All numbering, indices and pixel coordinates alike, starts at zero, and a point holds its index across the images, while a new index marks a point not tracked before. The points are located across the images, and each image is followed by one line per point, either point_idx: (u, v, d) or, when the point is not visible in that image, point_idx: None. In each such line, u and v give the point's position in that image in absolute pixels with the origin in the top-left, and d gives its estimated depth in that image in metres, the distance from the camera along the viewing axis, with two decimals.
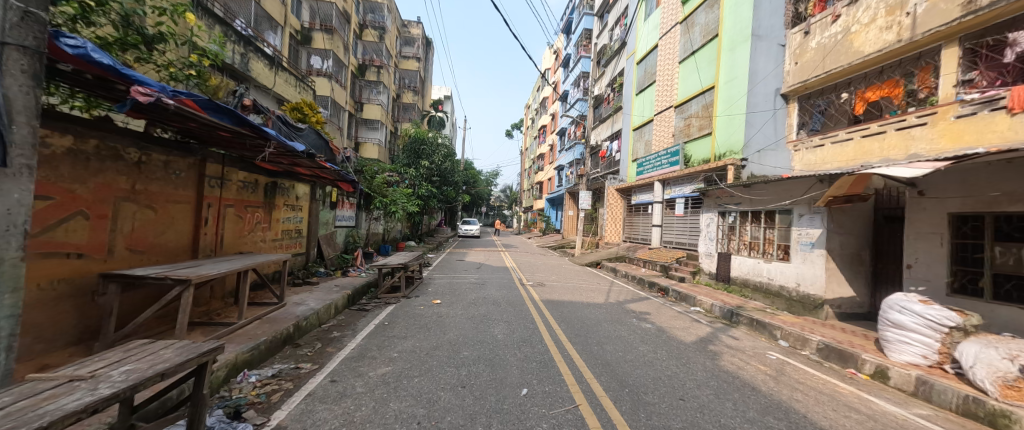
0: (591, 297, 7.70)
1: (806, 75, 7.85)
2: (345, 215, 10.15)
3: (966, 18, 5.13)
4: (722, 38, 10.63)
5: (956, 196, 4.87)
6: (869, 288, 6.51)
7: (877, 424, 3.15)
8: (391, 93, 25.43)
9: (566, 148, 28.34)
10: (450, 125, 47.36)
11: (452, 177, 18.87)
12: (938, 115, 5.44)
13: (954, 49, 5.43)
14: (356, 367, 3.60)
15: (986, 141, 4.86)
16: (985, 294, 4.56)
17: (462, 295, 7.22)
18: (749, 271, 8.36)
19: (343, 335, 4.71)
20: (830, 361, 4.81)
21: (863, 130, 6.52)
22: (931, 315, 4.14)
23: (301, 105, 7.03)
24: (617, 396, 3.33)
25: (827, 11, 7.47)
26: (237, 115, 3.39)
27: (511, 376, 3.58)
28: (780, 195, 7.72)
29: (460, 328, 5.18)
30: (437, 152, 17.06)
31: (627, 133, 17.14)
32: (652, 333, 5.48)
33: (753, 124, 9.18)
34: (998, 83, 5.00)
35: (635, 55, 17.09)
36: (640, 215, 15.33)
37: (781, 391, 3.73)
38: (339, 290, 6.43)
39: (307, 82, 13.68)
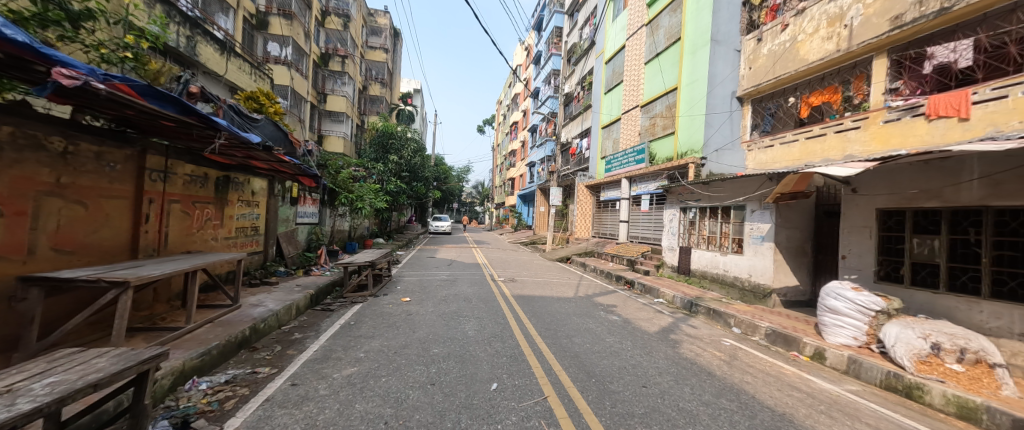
0: (561, 292, 7.85)
1: (758, 80, 8.42)
2: (308, 211, 9.68)
3: (893, 33, 5.72)
4: (684, 41, 11.12)
5: (883, 193, 5.41)
6: (811, 278, 7.10)
7: (814, 400, 3.47)
8: (358, 85, 24.48)
9: (538, 145, 28.62)
10: (419, 120, 46.24)
11: (422, 172, 18.48)
12: (870, 119, 5.99)
13: (883, 60, 6.00)
14: (319, 369, 3.46)
15: (909, 144, 5.44)
16: (905, 281, 5.11)
17: (433, 292, 7.13)
18: (707, 264, 8.87)
19: (305, 336, 4.51)
20: (776, 346, 5.22)
21: (807, 132, 7.06)
22: (861, 300, 4.61)
23: (256, 94, 6.59)
24: (584, 386, 3.42)
25: (777, 20, 8.00)
26: (183, 103, 3.12)
27: (481, 371, 3.60)
28: (735, 192, 8.21)
29: (430, 326, 5.11)
30: (406, 146, 16.59)
31: (596, 131, 17.54)
32: (618, 325, 5.68)
33: (711, 125, 9.65)
34: (919, 92, 5.59)
35: (603, 55, 17.48)
36: (609, 211, 15.78)
37: (733, 375, 4.01)
38: (301, 290, 6.15)
39: (264, 70, 12.85)
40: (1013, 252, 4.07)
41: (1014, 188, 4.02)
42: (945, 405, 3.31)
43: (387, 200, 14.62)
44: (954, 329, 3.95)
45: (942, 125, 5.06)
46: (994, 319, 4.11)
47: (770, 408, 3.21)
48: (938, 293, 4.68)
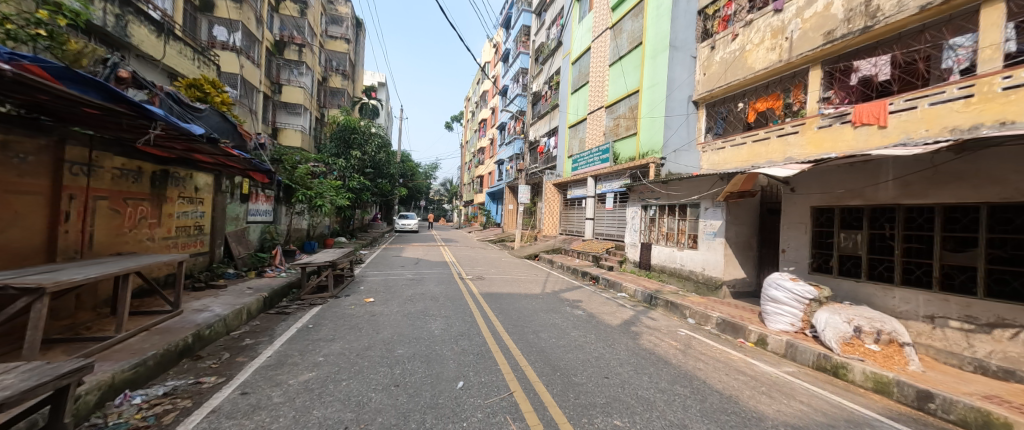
0: (529, 288, 7.96)
1: (712, 85, 8.94)
2: (260, 209, 9.08)
3: (826, 46, 6.31)
4: (646, 45, 11.57)
5: (816, 192, 5.97)
6: (757, 270, 7.69)
7: (757, 382, 3.78)
8: (317, 76, 23.24)
9: (506, 143, 28.69)
10: (385, 115, 44.71)
11: (387, 169, 17.94)
12: (806, 125, 6.56)
13: (818, 71, 6.61)
14: (273, 375, 3.27)
15: (838, 148, 6.03)
16: (834, 271, 5.67)
17: (398, 292, 6.95)
18: (666, 259, 9.34)
19: (257, 342, 4.25)
20: (726, 334, 5.61)
21: (754, 136, 7.60)
22: (798, 290, 5.08)
23: (200, 82, 6.08)
24: (550, 380, 3.50)
25: (728, 30, 8.55)
26: (110, 89, 2.80)
27: (447, 370, 3.57)
28: (691, 191, 8.68)
29: (395, 327, 4.98)
30: (370, 141, 15.99)
31: (563, 130, 17.86)
32: (583, 319, 5.86)
33: (671, 126, 10.15)
34: (847, 101, 6.21)
35: (570, 55, 17.79)
36: (576, 208, 16.15)
37: (687, 362, 4.28)
38: (253, 293, 5.77)
39: (209, 56, 11.86)
40: (919, 244, 4.64)
41: (921, 188, 4.58)
42: (865, 381, 3.75)
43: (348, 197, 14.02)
44: (873, 313, 4.46)
45: (865, 132, 5.67)
46: (904, 304, 4.67)
47: (719, 392, 3.45)
48: (861, 281, 5.24)
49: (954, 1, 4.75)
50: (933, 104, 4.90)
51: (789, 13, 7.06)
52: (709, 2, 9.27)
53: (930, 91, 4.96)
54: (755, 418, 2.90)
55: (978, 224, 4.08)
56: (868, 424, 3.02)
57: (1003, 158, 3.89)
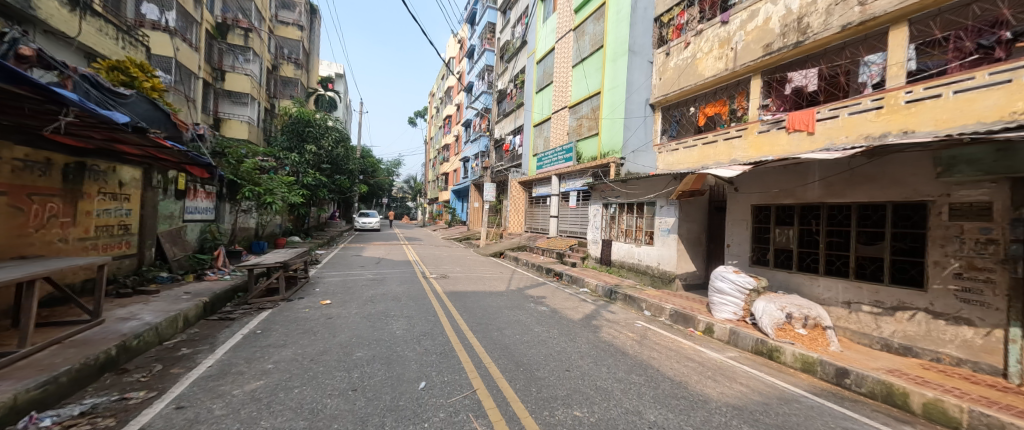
0: (493, 286, 7.97)
1: (667, 89, 9.43)
2: (199, 206, 8.30)
3: (765, 58, 6.87)
4: (607, 49, 11.94)
5: (756, 192, 6.50)
6: (706, 264, 8.26)
7: (704, 368, 4.08)
8: (266, 64, 21.61)
9: (472, 141, 28.47)
10: (342, 108, 42.53)
11: (346, 165, 17.15)
12: (748, 129, 7.12)
13: (758, 80, 7.19)
14: (214, 386, 3.02)
15: (774, 151, 6.61)
16: (770, 263, 6.23)
17: (358, 292, 6.68)
18: (625, 255, 9.75)
19: (196, 351, 3.90)
20: (678, 324, 5.97)
21: (704, 139, 8.12)
22: (740, 281, 5.55)
23: (124, 65, 5.42)
24: (513, 376, 3.53)
25: (681, 38, 9.05)
26: (12, 71, 2.43)
27: (409, 371, 3.49)
28: (647, 190, 9.09)
29: (353, 329, 4.78)
30: (328, 135, 15.15)
31: (528, 128, 18.03)
32: (546, 315, 5.97)
33: (630, 127, 10.58)
34: (782, 109, 6.83)
35: (535, 55, 17.98)
36: (540, 206, 16.38)
37: (643, 352, 4.51)
38: (190, 298, 5.27)
39: (136, 36, 10.63)
40: (839, 238, 5.23)
41: (841, 188, 5.15)
42: (794, 362, 4.18)
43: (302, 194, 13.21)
44: (802, 301, 4.98)
45: (798, 137, 6.27)
46: (827, 291, 5.24)
47: (671, 379, 3.68)
48: (792, 272, 5.80)
49: (869, 23, 5.38)
50: (851, 114, 5.53)
51: (735, 26, 7.60)
52: (665, 10, 9.76)
53: (849, 102, 5.58)
54: (702, 401, 3.13)
55: (885, 220, 4.66)
56: (797, 400, 3.36)
57: (904, 162, 4.48)
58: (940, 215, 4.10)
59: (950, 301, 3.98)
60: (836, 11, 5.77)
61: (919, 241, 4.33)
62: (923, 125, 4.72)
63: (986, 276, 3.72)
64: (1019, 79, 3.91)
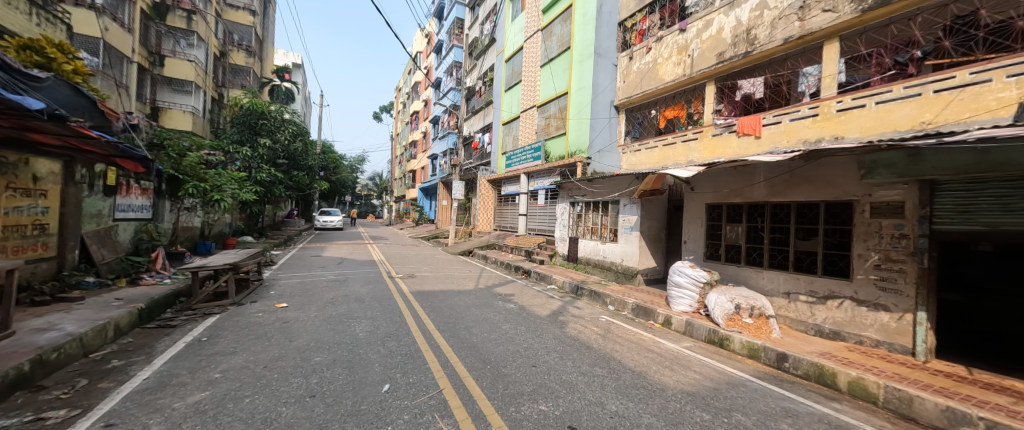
0: (461, 284, 7.91)
1: (630, 92, 9.79)
2: (133, 204, 7.54)
3: (718, 65, 7.32)
4: (574, 50, 12.18)
5: (708, 191, 6.91)
6: (666, 259, 8.69)
7: (661, 358, 4.30)
8: (213, 50, 19.98)
9: (440, 138, 28.03)
10: (301, 100, 40.24)
11: (304, 160, 16.30)
12: (703, 133, 7.56)
13: (712, 86, 7.65)
14: (151, 400, 2.76)
15: (726, 153, 7.08)
16: (721, 258, 6.66)
17: (317, 294, 6.38)
18: (591, 252, 10.05)
19: (131, 362, 3.55)
20: (639, 317, 6.24)
21: (663, 141, 8.53)
22: (695, 275, 5.90)
23: (37, 43, 4.79)
24: (479, 374, 3.53)
25: (643, 43, 9.43)
26: None
27: (372, 374, 3.38)
28: (612, 189, 9.39)
29: (312, 333, 4.56)
30: (284, 129, 14.28)
31: (497, 126, 18.02)
32: (514, 312, 6.01)
33: (595, 128, 10.88)
34: (732, 114, 7.33)
35: (503, 53, 17.97)
36: (509, 204, 16.45)
37: (607, 345, 4.67)
38: (123, 305, 4.78)
39: (55, 12, 9.42)
40: (781, 235, 5.69)
41: (782, 188, 5.61)
42: (741, 349, 4.52)
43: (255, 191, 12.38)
44: (748, 292, 5.38)
45: (745, 141, 6.76)
46: (770, 283, 5.69)
47: (632, 370, 3.84)
48: (740, 265, 6.23)
49: (807, 37, 5.89)
50: (792, 120, 6.04)
51: (691, 34, 8.03)
52: (628, 15, 10.12)
53: (790, 109, 6.09)
54: (659, 390, 3.29)
55: (819, 217, 5.15)
56: (743, 384, 3.64)
57: (834, 165, 4.96)
58: (864, 213, 4.60)
59: (870, 289, 4.47)
60: (779, 25, 6.27)
61: (846, 237, 4.83)
62: (850, 131, 5.27)
63: (899, 266, 4.22)
64: (927, 93, 4.54)
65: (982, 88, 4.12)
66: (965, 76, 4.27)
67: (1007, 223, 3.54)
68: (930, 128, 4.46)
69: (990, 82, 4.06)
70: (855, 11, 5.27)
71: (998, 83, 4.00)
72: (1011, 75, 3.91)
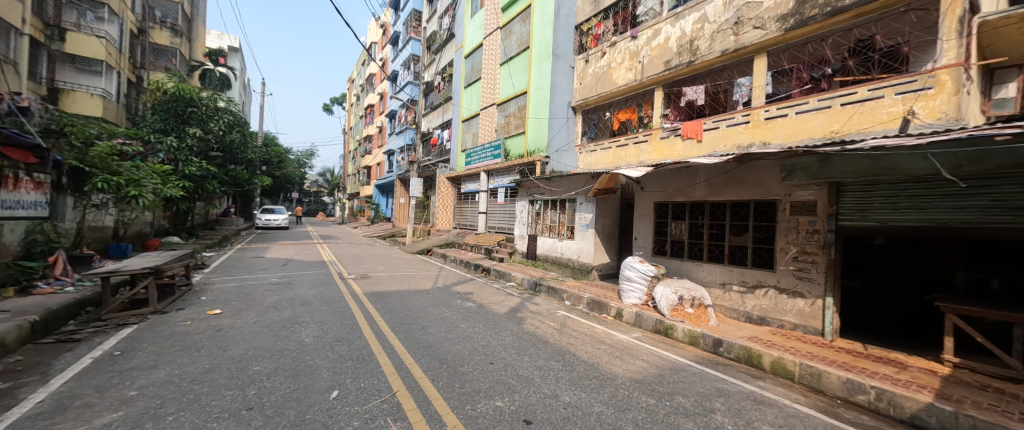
0: (419, 284, 7.73)
1: (586, 94, 10.12)
2: (25, 200, 6.45)
3: (665, 72, 7.79)
4: (532, 50, 12.32)
5: (655, 190, 7.33)
6: (618, 255, 9.13)
7: (613, 349, 4.50)
8: (129, 26, 17.64)
9: (397, 133, 27.07)
10: (239, 88, 36.79)
11: (241, 153, 14.95)
12: (652, 135, 8.02)
13: (660, 92, 8.13)
14: (47, 426, 2.38)
15: (672, 154, 7.56)
16: (666, 252, 7.11)
17: (258, 299, 5.90)
18: (549, 249, 10.28)
19: (19, 384, 3.03)
20: (593, 311, 6.49)
21: (617, 142, 8.93)
22: (644, 269, 6.25)
23: None
24: (435, 374, 3.47)
25: (598, 47, 9.79)
26: None
27: (319, 381, 3.20)
28: (568, 187, 9.67)
29: (250, 341, 4.20)
30: (218, 119, 12.95)
31: (456, 123, 17.79)
32: (472, 310, 5.99)
33: (553, 128, 11.08)
34: (677, 119, 7.86)
35: (463, 49, 17.72)
36: (469, 202, 16.34)
37: (562, 339, 4.81)
38: (9, 318, 4.07)
39: None
40: (718, 231, 6.21)
41: (719, 188, 6.11)
42: (684, 337, 4.89)
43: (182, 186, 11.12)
44: (690, 284, 5.82)
45: (689, 144, 7.27)
46: (708, 275, 6.17)
47: (585, 362, 3.99)
48: (683, 259, 6.70)
49: (741, 51, 6.45)
50: (728, 126, 6.60)
51: (641, 41, 8.47)
52: (584, 19, 10.49)
53: (726, 116, 6.65)
54: (610, 380, 3.45)
55: (749, 215, 5.70)
56: (684, 369, 3.94)
57: (762, 168, 5.51)
58: (785, 211, 5.17)
59: (790, 278, 5.04)
60: (717, 38, 6.82)
61: (771, 232, 5.40)
62: (775, 138, 5.87)
63: (813, 258, 4.82)
64: (836, 106, 5.21)
65: (877, 102, 4.84)
66: (864, 92, 4.97)
67: (893, 219, 4.20)
68: (838, 136, 5.13)
69: (883, 98, 4.80)
70: (780, 30, 5.89)
71: (888, 99, 4.75)
72: (899, 93, 4.65)
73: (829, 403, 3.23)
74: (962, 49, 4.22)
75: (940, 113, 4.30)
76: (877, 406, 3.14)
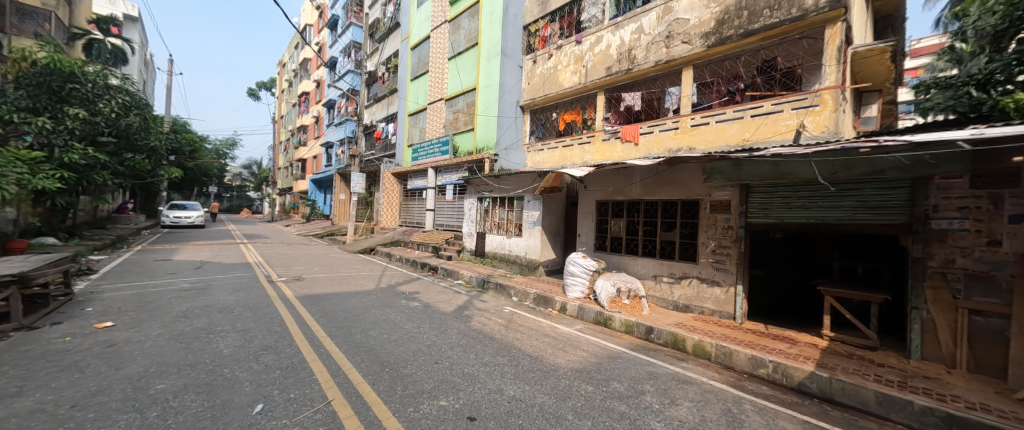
0: (360, 285, 7.33)
1: (534, 94, 10.33)
2: None
3: (607, 78, 8.23)
4: (481, 47, 12.26)
5: (596, 190, 7.72)
6: (564, 251, 9.48)
7: (557, 342, 4.67)
8: None
9: (336, 124, 25.29)
10: (138, 64, 31.45)
11: (140, 140, 12.84)
12: (595, 137, 8.45)
13: (602, 96, 8.58)
14: None
15: (612, 155, 8.04)
16: (606, 248, 7.53)
17: (165, 307, 5.15)
18: (497, 246, 10.35)
19: None
20: (539, 306, 6.69)
21: (563, 142, 9.26)
22: (586, 264, 6.57)
23: None
24: (376, 378, 3.32)
25: (545, 49, 10.03)
26: None
27: (240, 395, 2.89)
28: (517, 185, 9.80)
29: (153, 356, 3.64)
30: (110, 98, 11.16)
31: (402, 117, 17.12)
32: (418, 310, 5.82)
33: (502, 126, 11.18)
34: (617, 122, 8.36)
35: (409, 40, 17.05)
36: (416, 199, 15.84)
37: (508, 335, 4.89)
38: None
39: None
40: (651, 227, 6.73)
41: (652, 188, 6.62)
42: (621, 327, 5.25)
43: (57, 177, 9.16)
44: (626, 277, 6.26)
45: (627, 146, 7.79)
46: (643, 268, 6.67)
47: (531, 355, 4.10)
48: (621, 254, 7.16)
49: (672, 62, 7.05)
50: (660, 131, 7.18)
51: (585, 46, 8.85)
52: (532, 20, 10.72)
53: (659, 122, 7.23)
54: (553, 371, 3.58)
55: (677, 213, 6.27)
56: (619, 356, 4.22)
57: (688, 170, 6.08)
58: (706, 209, 5.78)
59: (709, 270, 5.65)
60: (651, 49, 7.37)
61: (694, 228, 5.99)
62: (699, 144, 6.51)
63: (727, 251, 5.46)
64: (746, 117, 5.93)
65: (777, 116, 5.61)
66: (768, 106, 5.71)
67: (788, 216, 5.00)
68: (748, 144, 5.86)
69: (782, 112, 5.58)
70: (703, 46, 6.54)
71: (786, 113, 5.53)
72: (794, 108, 5.44)
73: (737, 378, 3.69)
74: (839, 74, 5.07)
75: (823, 127, 5.13)
76: (774, 377, 3.66)
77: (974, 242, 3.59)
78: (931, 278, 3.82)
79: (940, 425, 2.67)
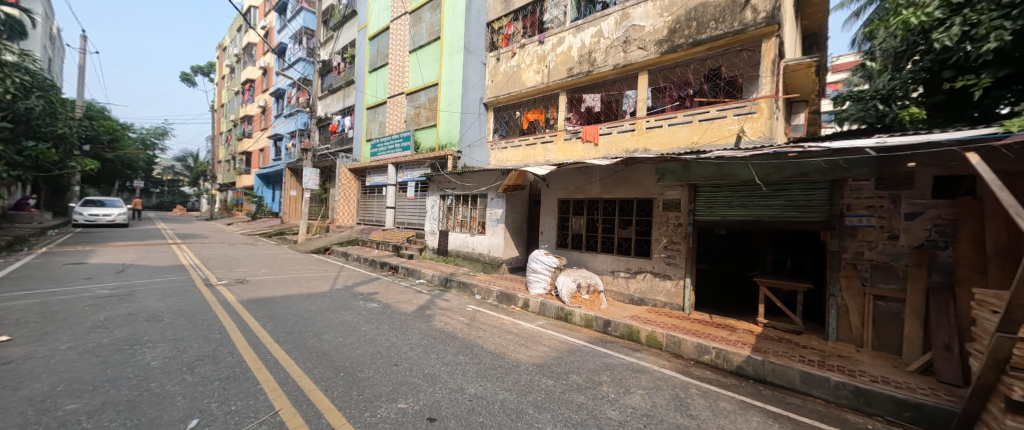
0: (312, 286, 6.92)
1: (498, 92, 10.30)
2: None
3: (568, 78, 8.40)
4: (444, 41, 12.00)
5: (558, 188, 7.88)
6: (527, 248, 9.60)
7: (519, 338, 4.72)
8: None
9: (286, 116, 23.61)
10: (42, 37, 27.16)
11: (43, 127, 11.15)
12: (557, 136, 8.61)
13: (564, 96, 8.76)
14: None
15: (573, 155, 8.24)
16: (567, 245, 7.72)
17: (77, 317, 4.53)
18: (460, 244, 10.24)
19: None
20: (502, 303, 6.72)
21: (526, 141, 9.34)
22: (547, 261, 6.70)
23: None
24: (330, 384, 3.16)
25: (509, 47, 10.03)
26: None
27: (172, 411, 2.62)
28: (481, 183, 9.75)
29: (63, 373, 3.20)
30: (5, 78, 9.53)
31: (360, 110, 16.35)
32: (376, 312, 5.60)
33: (466, 122, 11.10)
34: (578, 123, 8.59)
35: (367, 29, 16.28)
36: (376, 196, 15.23)
37: (470, 333, 4.87)
38: None
39: None
40: (609, 225, 7.00)
41: (610, 187, 6.88)
42: (580, 321, 5.42)
43: None
44: (585, 272, 6.48)
45: (587, 146, 8.03)
46: (602, 264, 6.93)
47: (492, 352, 4.12)
48: (581, 251, 7.37)
49: (629, 67, 7.35)
50: (618, 132, 7.48)
51: (547, 47, 8.96)
52: (495, 17, 10.71)
53: (617, 124, 7.52)
54: (515, 367, 3.62)
55: (633, 211, 6.58)
56: (579, 350, 4.35)
57: (643, 170, 6.39)
58: (659, 207, 6.13)
59: (661, 264, 6.00)
60: (610, 53, 7.64)
61: (649, 226, 6.33)
62: (653, 145, 6.87)
63: (677, 247, 5.83)
64: (695, 121, 6.35)
65: (721, 121, 6.07)
66: (714, 112, 6.16)
67: (730, 213, 5.42)
68: (696, 147, 6.27)
69: (725, 117, 6.04)
70: (657, 53, 6.89)
71: (729, 119, 6.00)
72: (736, 114, 5.91)
73: (685, 364, 3.96)
74: (772, 85, 5.59)
75: (760, 133, 5.64)
76: (717, 362, 3.97)
77: (878, 236, 4.14)
78: (845, 269, 4.33)
79: (850, 397, 3.08)
